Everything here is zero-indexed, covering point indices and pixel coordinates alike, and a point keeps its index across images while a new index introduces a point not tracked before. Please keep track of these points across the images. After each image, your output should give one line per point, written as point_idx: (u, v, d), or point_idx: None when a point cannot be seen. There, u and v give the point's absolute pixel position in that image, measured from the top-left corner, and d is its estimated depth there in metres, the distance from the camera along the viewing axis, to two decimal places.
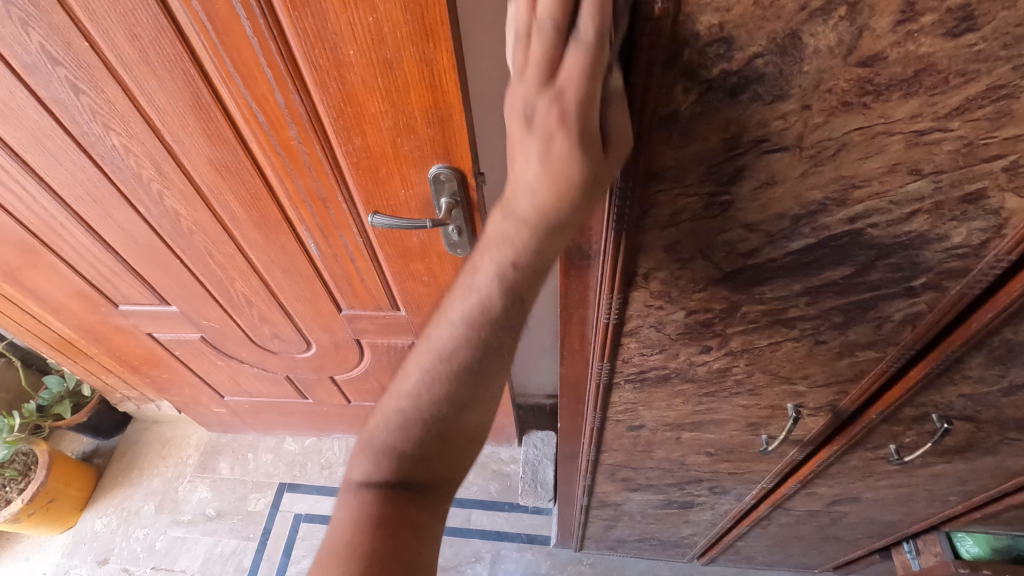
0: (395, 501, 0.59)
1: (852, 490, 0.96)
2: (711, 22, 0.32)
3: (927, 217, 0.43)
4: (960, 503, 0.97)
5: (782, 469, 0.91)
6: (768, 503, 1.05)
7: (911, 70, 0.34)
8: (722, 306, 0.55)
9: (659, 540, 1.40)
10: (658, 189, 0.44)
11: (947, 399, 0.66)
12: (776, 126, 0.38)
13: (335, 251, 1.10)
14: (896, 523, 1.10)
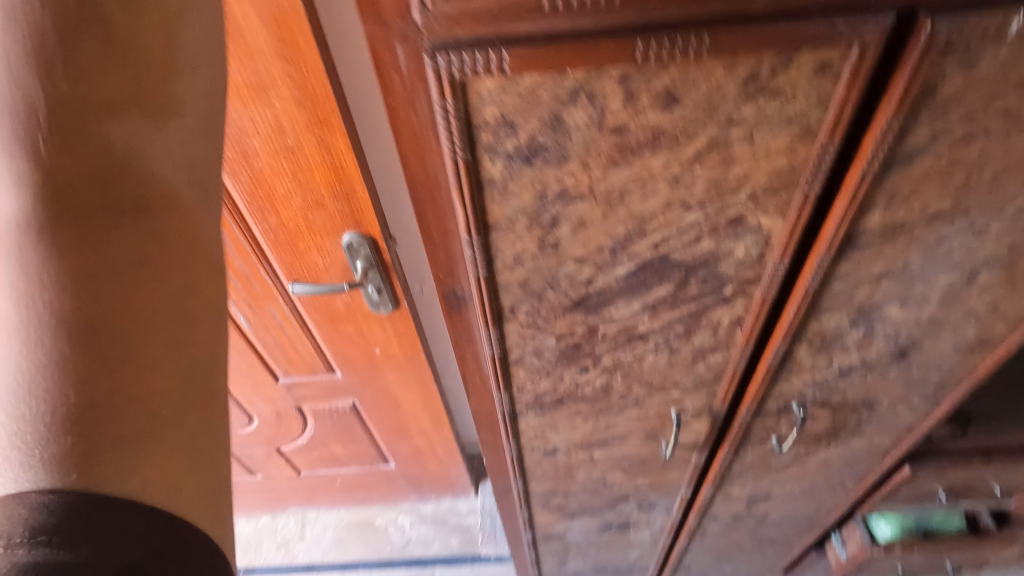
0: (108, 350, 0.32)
1: (762, 488, 1.05)
2: (494, 111, 0.43)
3: (710, 239, 0.54)
4: (858, 487, 1.07)
5: (692, 475, 0.99)
6: (694, 512, 1.12)
7: (649, 133, 0.45)
8: (583, 328, 0.65)
9: (612, 569, 1.44)
10: (496, 238, 0.54)
11: (798, 389, 0.76)
12: (569, 181, 0.49)
13: (266, 323, 1.17)
14: (814, 516, 1.19)
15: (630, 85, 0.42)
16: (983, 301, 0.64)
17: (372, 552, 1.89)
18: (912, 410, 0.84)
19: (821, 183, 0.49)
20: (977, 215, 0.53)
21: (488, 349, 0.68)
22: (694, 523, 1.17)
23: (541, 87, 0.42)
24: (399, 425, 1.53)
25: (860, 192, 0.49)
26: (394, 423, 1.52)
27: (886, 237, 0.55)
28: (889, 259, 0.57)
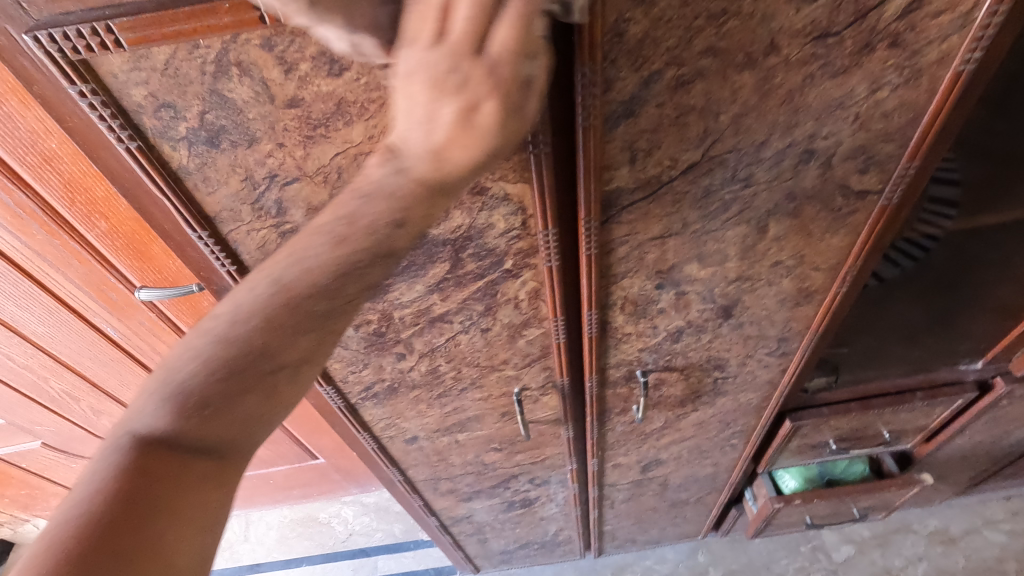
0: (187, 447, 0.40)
1: (648, 454, 1.03)
2: (142, 93, 0.39)
3: (460, 212, 0.51)
4: (747, 444, 1.06)
5: (571, 448, 0.97)
6: (591, 483, 1.11)
7: (330, 104, 0.41)
8: (376, 315, 0.62)
9: (538, 544, 1.43)
10: (227, 229, 0.50)
11: (635, 356, 0.74)
12: (272, 163, 0.45)
13: (137, 330, 1.11)
14: (716, 475, 1.18)
15: (280, 53, 0.38)
16: (785, 252, 0.61)
17: (316, 547, 1.86)
18: (766, 366, 0.82)
19: (549, 144, 0.46)
20: (736, 164, 0.50)
21: None
22: (597, 493, 1.17)
23: (178, 60, 0.37)
24: (315, 420, 1.51)
25: (592, 153, 0.46)
26: (309, 419, 1.49)
27: (648, 195, 0.51)
28: (664, 218, 0.54)
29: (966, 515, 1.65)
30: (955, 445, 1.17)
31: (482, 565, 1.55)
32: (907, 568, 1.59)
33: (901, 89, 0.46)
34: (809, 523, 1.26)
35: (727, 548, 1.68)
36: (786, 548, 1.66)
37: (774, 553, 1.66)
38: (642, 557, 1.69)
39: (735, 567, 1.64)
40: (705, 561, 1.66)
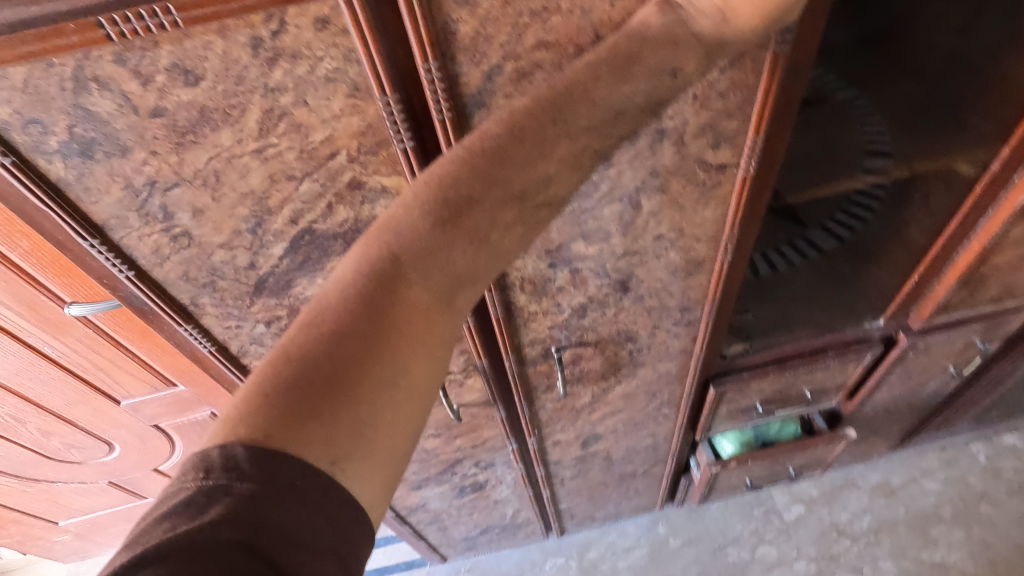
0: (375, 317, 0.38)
1: (586, 430, 1.08)
2: (7, 111, 0.41)
3: (342, 207, 0.54)
4: (679, 413, 1.12)
5: (508, 429, 1.02)
6: (536, 463, 1.16)
7: (194, 112, 0.44)
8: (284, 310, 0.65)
9: (499, 528, 1.48)
10: (118, 236, 0.52)
11: (546, 333, 0.79)
12: (150, 170, 0.47)
13: (76, 347, 1.12)
14: (657, 445, 1.24)
15: (134, 67, 0.41)
16: (664, 225, 0.66)
17: None
18: (676, 336, 0.87)
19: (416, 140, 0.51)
20: None
21: (203, 342, 0.67)
22: (545, 472, 1.21)
23: (33, 77, 0.40)
24: None
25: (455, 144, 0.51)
26: None
27: None
28: None
29: (905, 468, 1.74)
30: (876, 400, 1.25)
31: (449, 553, 1.59)
32: (853, 521, 1.67)
33: (729, 70, 0.51)
34: (748, 485, 1.33)
35: (685, 518, 1.74)
36: (741, 513, 1.73)
37: (730, 518, 1.72)
38: (605, 534, 1.75)
39: (694, 535, 1.71)
40: (665, 533, 1.72)
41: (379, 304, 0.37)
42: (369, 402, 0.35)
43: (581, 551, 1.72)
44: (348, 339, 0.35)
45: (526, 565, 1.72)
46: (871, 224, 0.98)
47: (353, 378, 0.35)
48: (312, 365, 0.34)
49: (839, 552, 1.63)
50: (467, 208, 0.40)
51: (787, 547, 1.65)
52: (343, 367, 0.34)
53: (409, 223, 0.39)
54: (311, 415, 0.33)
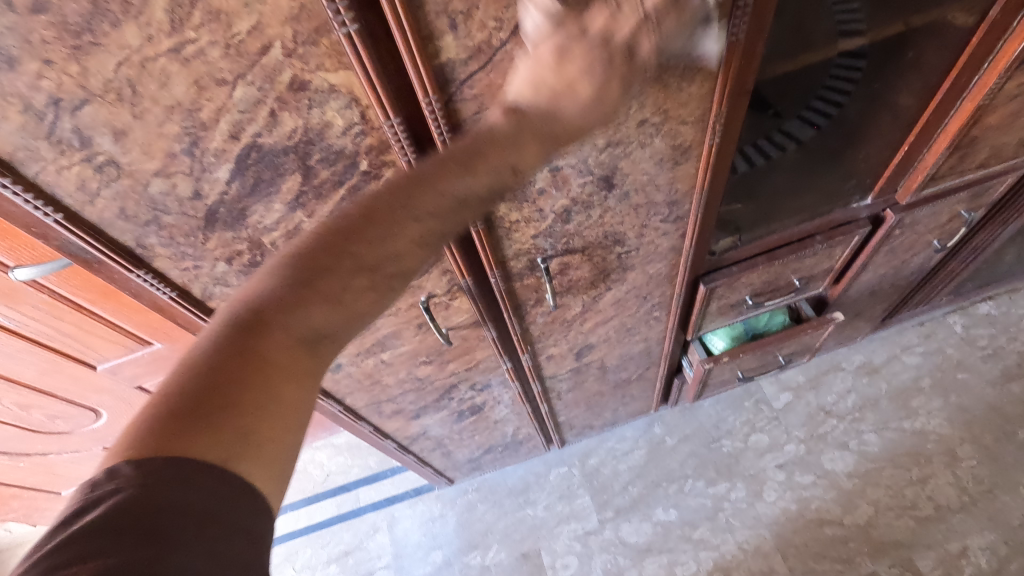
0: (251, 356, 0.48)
1: (579, 341, 1.07)
2: None
3: (289, 113, 0.48)
4: (671, 314, 1.11)
5: (502, 348, 1.00)
6: (531, 379, 1.15)
7: (84, 3, 0.37)
8: (245, 244, 0.59)
9: (502, 447, 1.51)
10: (31, 172, 0.46)
11: (530, 243, 0.75)
12: (49, 86, 0.40)
13: (33, 314, 1.04)
14: (650, 350, 1.24)
15: None
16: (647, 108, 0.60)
17: (297, 493, 1.91)
18: (666, 234, 0.84)
19: (364, 26, 0.44)
20: None
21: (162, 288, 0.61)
22: (542, 387, 1.21)
23: None
24: None
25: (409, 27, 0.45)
26: None
27: (484, 65, 0.50)
28: None
29: (886, 346, 1.80)
30: (861, 282, 1.25)
31: (456, 476, 1.63)
32: (839, 402, 1.74)
33: None
34: (742, 378, 1.35)
35: (679, 418, 1.80)
36: (732, 406, 1.79)
37: (723, 413, 1.78)
38: (604, 441, 1.80)
39: (689, 432, 1.77)
40: (661, 433, 1.78)
41: (246, 352, 0.47)
42: (233, 424, 0.45)
43: (582, 459, 1.79)
44: (213, 375, 0.46)
45: (531, 478, 1.78)
46: (847, 107, 0.93)
47: (212, 408, 0.44)
48: (186, 396, 0.44)
49: (826, 432, 1.70)
50: (316, 276, 0.49)
51: (777, 433, 1.73)
52: (202, 399, 0.45)
53: (253, 293, 0.49)
54: (178, 439, 0.43)
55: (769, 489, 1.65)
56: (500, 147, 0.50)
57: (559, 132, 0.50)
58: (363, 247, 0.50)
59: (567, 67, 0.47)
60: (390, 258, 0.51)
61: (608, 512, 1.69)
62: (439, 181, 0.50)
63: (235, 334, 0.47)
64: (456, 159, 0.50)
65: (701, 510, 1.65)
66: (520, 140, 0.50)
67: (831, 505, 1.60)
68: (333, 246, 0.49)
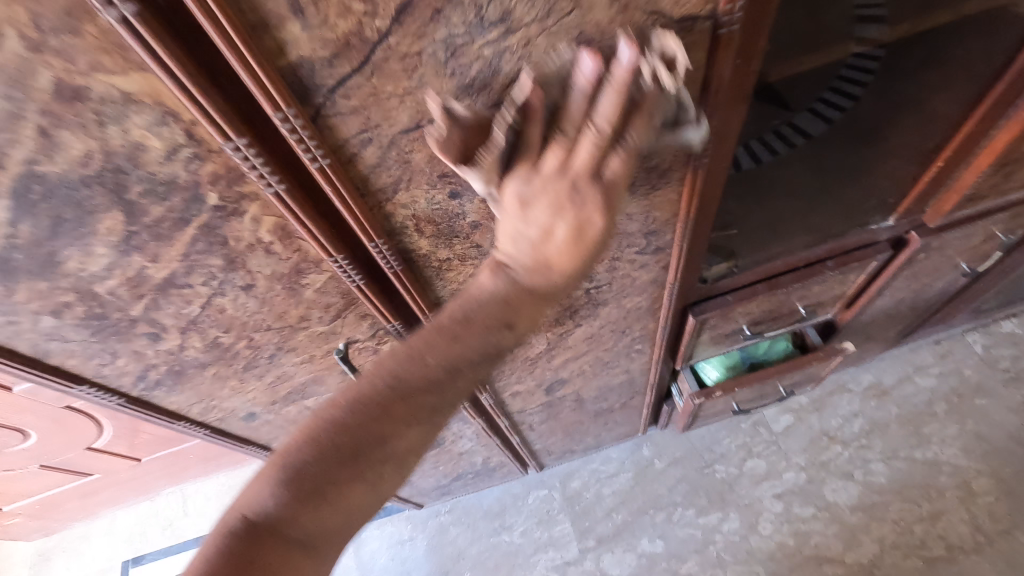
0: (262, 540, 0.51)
1: (548, 377, 0.94)
2: None
3: (76, 134, 0.43)
4: (655, 346, 0.97)
5: (455, 386, 0.86)
6: (496, 415, 1.02)
7: None
8: (75, 295, 0.54)
9: (472, 473, 1.38)
10: None
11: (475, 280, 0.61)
12: None
13: None
14: (632, 380, 1.10)
15: None
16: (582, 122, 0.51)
17: None
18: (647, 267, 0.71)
19: (173, 48, 0.39)
20: (418, 14, 0.43)
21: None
22: (509, 421, 1.08)
23: None
24: None
25: (236, 46, 0.40)
26: None
27: (357, 65, 0.45)
28: (405, 96, 0.49)
29: (897, 365, 1.65)
30: (876, 307, 1.10)
31: (426, 502, 1.50)
32: (844, 426, 1.60)
33: None
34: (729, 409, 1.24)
35: (670, 439, 1.66)
36: (727, 428, 1.65)
37: (717, 434, 1.65)
38: (588, 462, 1.67)
39: (680, 455, 1.64)
40: (649, 455, 1.65)
41: (306, 503, 0.52)
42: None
43: (564, 481, 1.66)
44: (268, 534, 0.52)
45: (509, 500, 1.66)
46: (866, 103, 0.80)
47: (270, 559, 0.51)
48: (244, 554, 0.50)
49: (829, 459, 1.57)
50: (327, 479, 0.53)
51: (775, 459, 1.59)
52: (262, 555, 0.51)
53: (311, 453, 0.53)
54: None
55: (764, 521, 1.52)
56: (477, 322, 0.56)
57: (539, 294, 0.57)
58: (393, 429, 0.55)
59: (533, 213, 0.53)
60: (394, 455, 0.56)
61: (590, 541, 1.57)
62: (456, 335, 0.56)
63: (294, 497, 0.52)
64: (465, 323, 0.56)
65: (690, 542, 1.52)
66: (514, 311, 0.56)
67: (831, 541, 1.47)
68: (381, 420, 0.55)
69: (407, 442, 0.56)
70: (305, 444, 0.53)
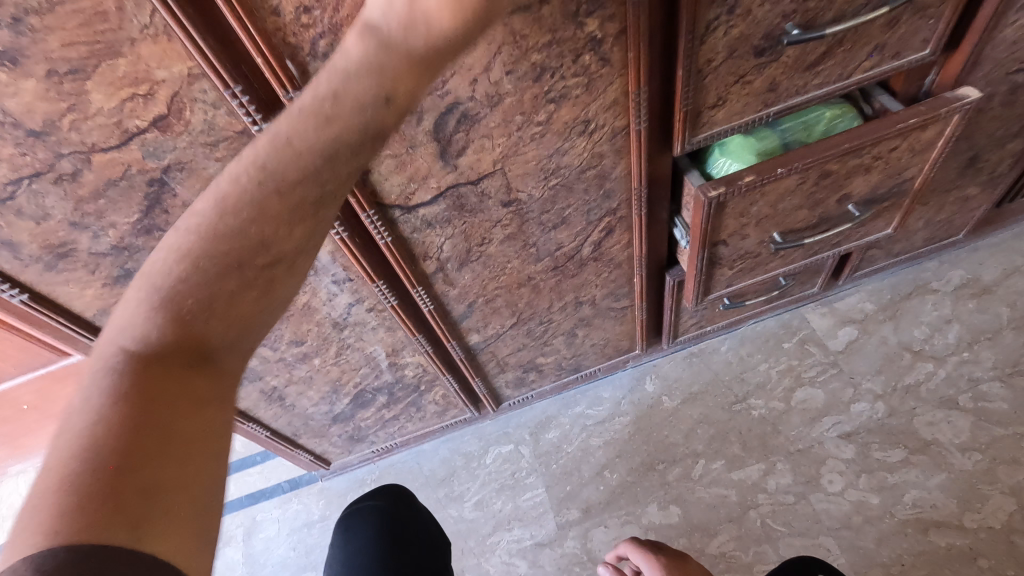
0: (166, 300, 0.35)
1: (427, 87, 0.50)
2: None
3: None
4: (636, 25, 0.50)
5: (184, 11, 0.40)
6: (359, 207, 0.58)
7: None
8: None
9: (380, 392, 0.91)
10: None
11: None
12: None
13: None
14: (602, 156, 0.63)
15: None
16: None
17: None
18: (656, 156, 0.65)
19: None
20: None
21: None
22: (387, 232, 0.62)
23: None
24: None
25: None
26: None
27: None
28: None
29: (1002, 256, 1.16)
30: (1004, 40, 0.66)
31: (326, 450, 1.03)
32: (932, 338, 1.11)
33: None
34: (729, 298, 0.92)
35: (684, 369, 1.18)
36: (764, 349, 1.17)
37: (750, 359, 1.16)
38: (570, 405, 1.19)
39: (698, 388, 1.15)
40: (656, 391, 1.17)
41: (203, 345, 0.35)
42: (219, 463, 0.34)
43: (536, 433, 1.17)
44: (143, 385, 0.33)
45: (458, 462, 1.17)
46: None
47: (169, 414, 0.33)
48: (141, 397, 0.33)
49: (917, 382, 1.07)
50: (227, 278, 0.36)
51: (837, 387, 1.10)
52: (162, 403, 0.33)
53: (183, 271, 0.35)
54: (136, 469, 0.31)
55: (830, 473, 1.02)
56: (400, 83, 0.38)
57: (426, 55, 0.39)
58: (295, 230, 0.38)
59: None
60: (298, 207, 0.37)
61: (572, 512, 1.07)
62: (335, 92, 0.37)
63: (212, 318, 0.36)
64: (354, 104, 0.37)
65: (720, 508, 1.02)
66: (383, 66, 0.38)
67: (939, 498, 0.96)
68: (220, 255, 0.36)
69: (325, 214, 0.39)
70: (202, 239, 0.36)
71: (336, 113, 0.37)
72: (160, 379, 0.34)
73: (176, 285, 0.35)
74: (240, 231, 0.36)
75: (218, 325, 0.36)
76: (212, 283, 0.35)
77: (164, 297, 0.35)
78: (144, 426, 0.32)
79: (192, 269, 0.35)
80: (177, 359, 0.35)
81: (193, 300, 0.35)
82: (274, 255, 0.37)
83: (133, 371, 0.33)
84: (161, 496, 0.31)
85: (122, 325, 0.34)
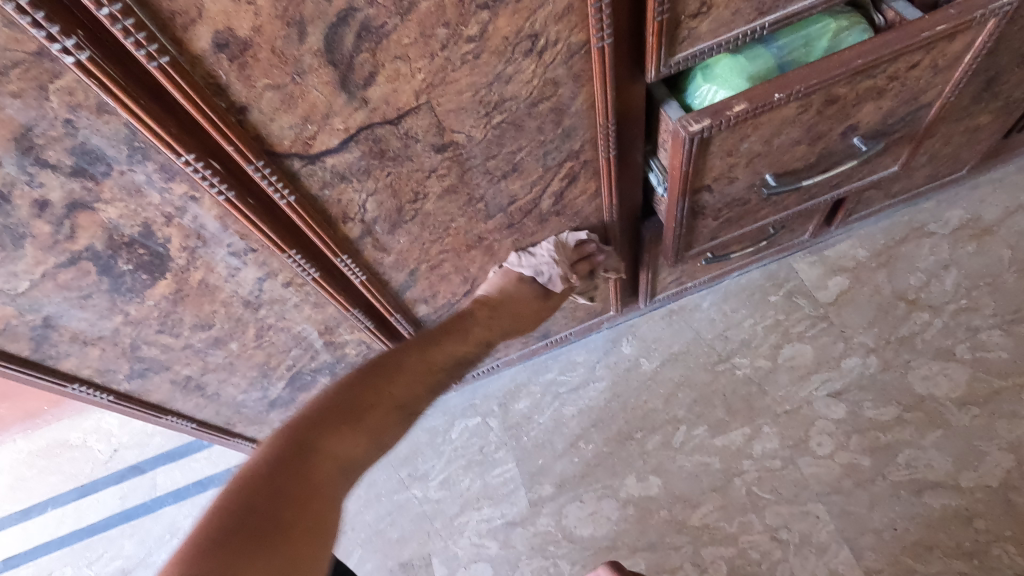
0: (314, 409, 0.52)
1: None
2: None
3: None
4: None
5: None
6: (242, 158, 0.45)
7: None
8: None
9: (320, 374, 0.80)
10: None
11: None
12: None
13: None
14: (556, 83, 0.51)
15: None
16: None
17: (67, 482, 1.20)
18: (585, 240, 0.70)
19: None
20: None
21: None
22: (289, 189, 0.49)
23: None
24: None
25: None
26: None
27: None
28: None
29: (1004, 193, 1.06)
30: None
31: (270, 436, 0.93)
32: (928, 285, 1.03)
33: None
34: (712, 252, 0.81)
35: (663, 329, 1.08)
36: (749, 304, 1.07)
37: (734, 316, 1.07)
38: (541, 372, 1.09)
39: (679, 349, 1.06)
40: (633, 354, 1.07)
41: (354, 460, 0.51)
42: (324, 545, 0.45)
43: (505, 404, 1.08)
44: (292, 475, 0.47)
45: (421, 439, 1.08)
46: None
47: (316, 494, 0.47)
48: (306, 478, 0.48)
49: (912, 334, 0.99)
50: (363, 413, 0.53)
51: (826, 341, 1.02)
52: (304, 478, 0.48)
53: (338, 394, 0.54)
54: (277, 529, 0.44)
55: (819, 435, 0.95)
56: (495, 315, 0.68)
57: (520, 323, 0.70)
58: (418, 376, 0.59)
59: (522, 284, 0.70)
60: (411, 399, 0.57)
61: (545, 488, 1.00)
62: (445, 329, 0.65)
63: (358, 440, 0.52)
64: (454, 336, 0.65)
65: (703, 477, 0.95)
66: (507, 317, 0.69)
67: (934, 457, 0.90)
68: (382, 377, 0.57)
69: (429, 399, 0.59)
70: (360, 377, 0.56)
71: (445, 334, 0.64)
72: (321, 466, 0.49)
73: (338, 394, 0.54)
74: (388, 372, 0.57)
75: (351, 420, 0.52)
76: (366, 404, 0.54)
77: (331, 403, 0.53)
78: (309, 477, 0.48)
79: (361, 392, 0.55)
80: (338, 454, 0.50)
81: (336, 411, 0.52)
82: (399, 409, 0.56)
83: (302, 451, 0.49)
84: (283, 537, 0.44)
85: (302, 413, 0.51)
